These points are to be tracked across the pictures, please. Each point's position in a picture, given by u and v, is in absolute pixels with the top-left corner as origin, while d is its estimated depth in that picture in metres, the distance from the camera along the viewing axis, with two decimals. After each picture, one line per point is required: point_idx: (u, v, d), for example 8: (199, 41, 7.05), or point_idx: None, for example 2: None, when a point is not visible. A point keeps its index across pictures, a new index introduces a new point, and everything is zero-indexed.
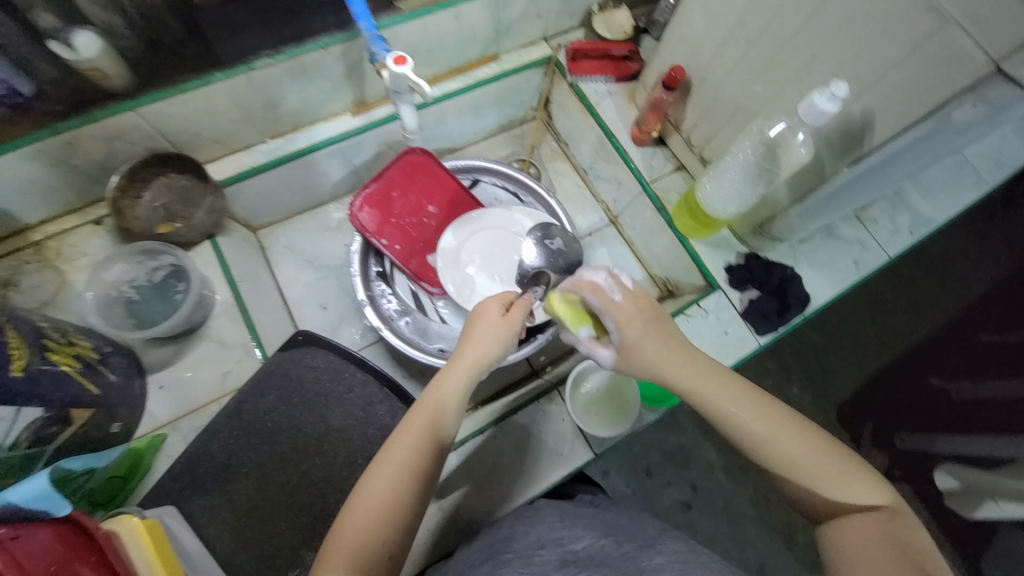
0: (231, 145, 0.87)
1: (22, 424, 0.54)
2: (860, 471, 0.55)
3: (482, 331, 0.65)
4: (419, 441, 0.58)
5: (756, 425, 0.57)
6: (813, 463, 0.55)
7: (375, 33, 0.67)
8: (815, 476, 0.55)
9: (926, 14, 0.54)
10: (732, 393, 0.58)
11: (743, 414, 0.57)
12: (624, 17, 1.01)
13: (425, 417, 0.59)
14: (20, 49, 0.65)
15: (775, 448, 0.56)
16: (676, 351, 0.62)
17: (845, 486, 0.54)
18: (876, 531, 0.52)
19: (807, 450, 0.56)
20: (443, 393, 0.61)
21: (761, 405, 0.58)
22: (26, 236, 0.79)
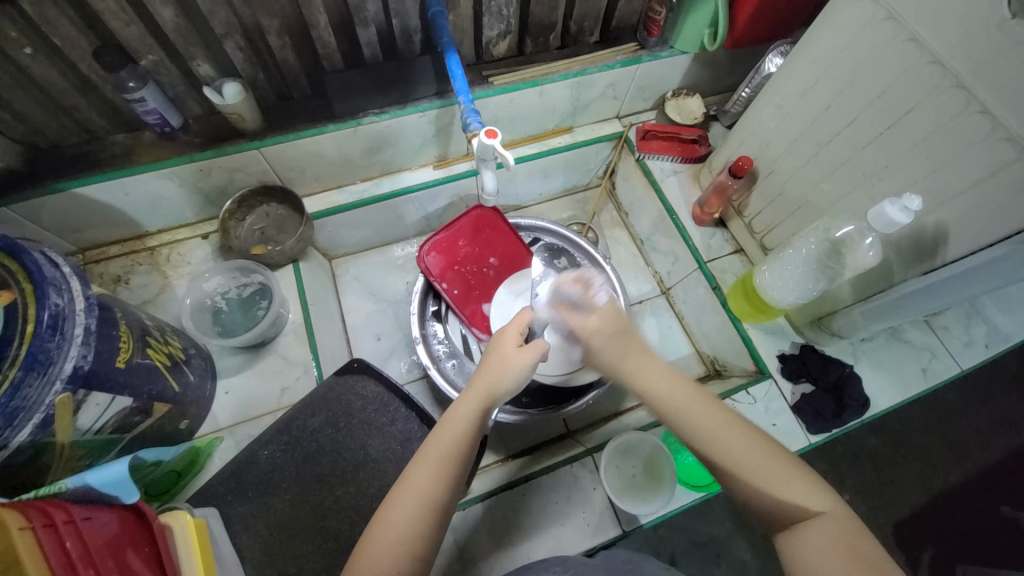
0: (326, 183, 0.98)
1: (112, 411, 0.59)
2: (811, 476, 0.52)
3: (497, 363, 0.62)
4: (436, 478, 0.55)
5: (702, 422, 0.55)
6: (762, 465, 0.52)
7: (471, 107, 0.76)
8: (772, 482, 0.51)
9: (1006, 142, 0.55)
10: (680, 392, 0.57)
11: (691, 413, 0.56)
12: (696, 104, 1.06)
13: (442, 454, 0.56)
14: (181, 93, 0.78)
15: (726, 450, 0.53)
16: (636, 353, 0.61)
17: (803, 491, 0.50)
18: (837, 539, 0.48)
19: (764, 457, 0.52)
20: (457, 426, 0.58)
21: (708, 406, 0.56)
22: (145, 241, 0.92)
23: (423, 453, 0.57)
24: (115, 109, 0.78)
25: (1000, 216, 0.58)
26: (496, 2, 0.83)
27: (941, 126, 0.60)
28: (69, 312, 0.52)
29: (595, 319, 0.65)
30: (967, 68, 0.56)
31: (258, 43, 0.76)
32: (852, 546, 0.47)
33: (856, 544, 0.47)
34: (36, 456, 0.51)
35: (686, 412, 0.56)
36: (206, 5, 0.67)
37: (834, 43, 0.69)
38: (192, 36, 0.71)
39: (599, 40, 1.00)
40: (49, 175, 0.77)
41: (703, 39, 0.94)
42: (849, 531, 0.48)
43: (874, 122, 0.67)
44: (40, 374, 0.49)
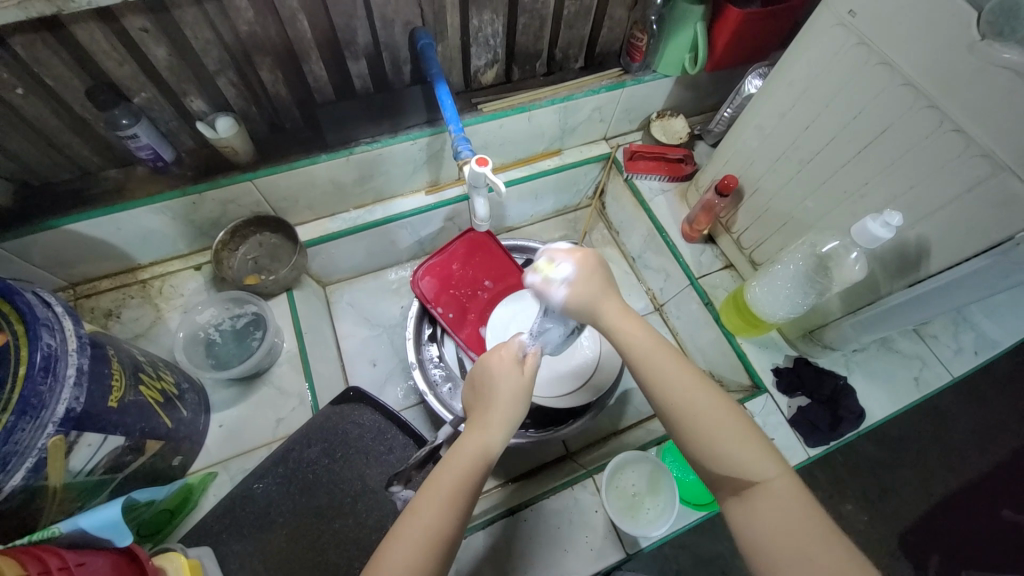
0: (320, 212, 0.99)
1: (104, 452, 0.58)
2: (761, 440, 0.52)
3: (502, 390, 0.62)
4: (447, 508, 0.52)
5: (667, 383, 0.55)
6: (718, 426, 0.52)
7: (461, 135, 0.78)
8: (728, 446, 0.51)
9: (981, 159, 0.57)
10: (650, 349, 0.58)
11: (651, 367, 0.57)
12: (681, 124, 1.09)
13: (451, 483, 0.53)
14: (174, 129, 0.79)
15: (687, 412, 0.53)
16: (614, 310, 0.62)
17: (753, 455, 0.50)
18: (784, 504, 0.48)
19: (722, 421, 0.53)
20: (467, 457, 0.56)
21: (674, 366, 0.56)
22: (137, 274, 0.92)
23: (430, 482, 0.54)
24: (108, 145, 0.78)
25: (978, 228, 0.60)
26: (484, 34, 0.85)
27: (916, 144, 0.63)
28: (61, 352, 0.52)
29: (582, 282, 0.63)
30: (935, 88, 0.58)
31: (251, 78, 0.77)
32: (799, 511, 0.47)
33: (803, 508, 0.48)
34: (28, 501, 0.50)
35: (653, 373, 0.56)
36: (200, 44, 0.69)
37: (809, 68, 0.72)
38: (185, 73, 0.72)
39: (584, 66, 1.02)
40: (40, 213, 0.77)
41: (685, 63, 0.98)
42: (796, 497, 0.48)
43: (853, 141, 0.70)
44: (32, 418, 0.48)
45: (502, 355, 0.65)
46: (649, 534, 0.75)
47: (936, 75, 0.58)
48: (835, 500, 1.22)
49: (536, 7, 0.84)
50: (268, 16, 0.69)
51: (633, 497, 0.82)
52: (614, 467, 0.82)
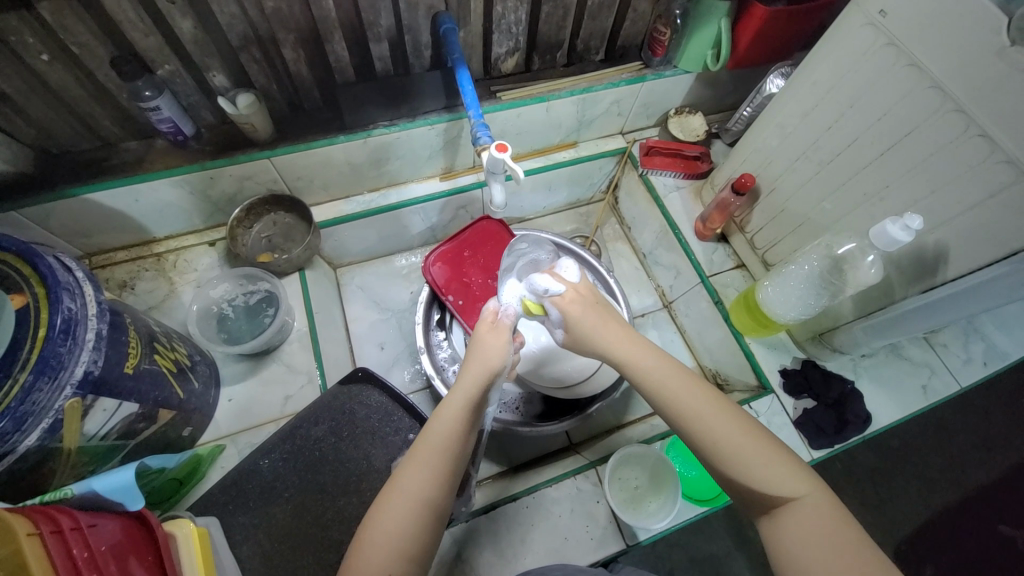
0: (334, 194, 0.99)
1: (119, 417, 0.59)
2: (788, 455, 0.51)
3: (484, 350, 0.60)
4: (432, 476, 0.53)
5: (694, 411, 0.53)
6: (744, 446, 0.50)
7: (481, 121, 0.77)
8: (752, 468, 0.50)
9: (1005, 165, 0.57)
10: (662, 372, 0.55)
11: (671, 392, 0.54)
12: (699, 122, 1.09)
13: (432, 450, 0.54)
14: (194, 104, 0.80)
15: (719, 444, 0.51)
16: (614, 332, 0.59)
17: (769, 470, 0.50)
18: (814, 520, 0.47)
19: (740, 437, 0.51)
20: (444, 425, 0.55)
21: (685, 384, 0.54)
22: (152, 247, 0.92)
23: (414, 452, 0.55)
24: (129, 117, 0.79)
25: (1000, 235, 0.60)
26: (507, 20, 0.85)
27: (940, 148, 0.62)
28: (81, 316, 0.53)
29: (570, 294, 0.60)
30: (963, 91, 0.58)
31: (273, 56, 0.77)
32: (831, 527, 0.47)
33: (831, 524, 0.47)
34: (41, 461, 0.51)
35: (670, 392, 0.54)
36: (225, 18, 0.69)
37: (834, 68, 0.71)
38: (209, 47, 0.72)
39: (604, 58, 1.02)
40: (60, 181, 0.77)
41: (706, 59, 0.97)
42: (827, 509, 0.48)
43: (875, 143, 0.69)
44: (50, 379, 0.49)
45: (485, 328, 0.63)
46: (646, 526, 0.76)
47: (965, 77, 0.57)
48: None
49: None
50: None
51: (636, 489, 0.84)
52: (617, 459, 0.83)
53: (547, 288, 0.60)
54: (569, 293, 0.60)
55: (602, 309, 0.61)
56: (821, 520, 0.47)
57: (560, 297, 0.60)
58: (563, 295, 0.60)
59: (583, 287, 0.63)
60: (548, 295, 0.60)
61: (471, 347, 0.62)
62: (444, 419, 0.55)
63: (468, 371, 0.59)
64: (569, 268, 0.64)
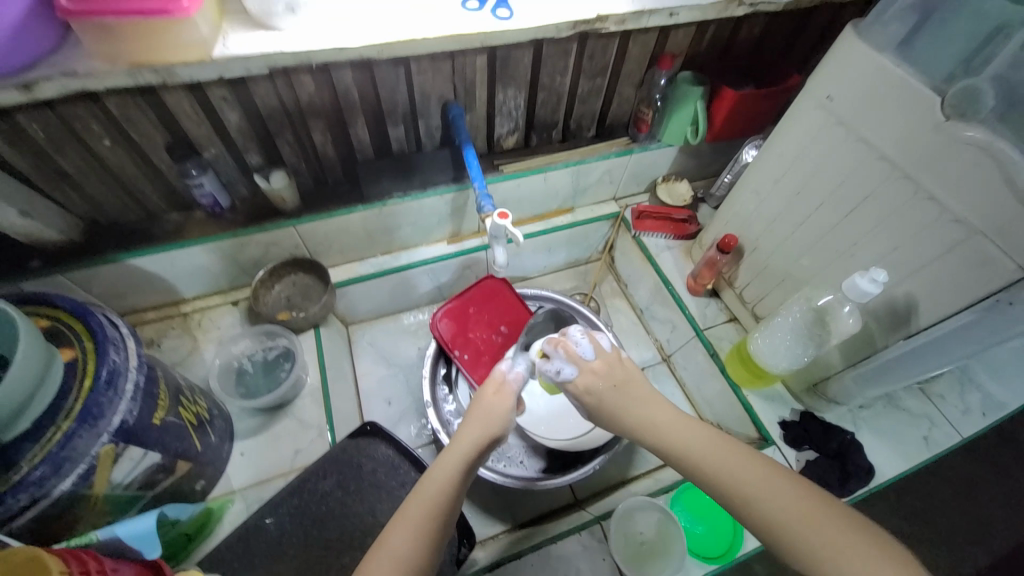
0: (350, 257, 1.08)
1: (143, 467, 0.62)
2: (854, 524, 0.46)
3: (487, 410, 0.64)
4: (422, 532, 0.52)
5: (749, 481, 0.51)
6: (800, 514, 0.48)
7: (484, 192, 0.86)
8: (824, 547, 0.45)
9: (954, 224, 0.63)
10: (703, 442, 0.55)
11: (724, 467, 0.52)
12: (685, 187, 1.19)
13: (425, 503, 0.54)
14: (232, 180, 0.90)
15: (782, 518, 0.48)
16: (649, 409, 0.60)
17: (857, 557, 0.44)
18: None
19: (803, 507, 0.48)
20: (440, 478, 0.57)
21: (740, 460, 0.52)
22: (179, 307, 0.99)
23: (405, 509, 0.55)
24: (174, 192, 0.89)
25: (960, 287, 0.65)
26: (507, 106, 0.97)
27: (896, 210, 0.69)
28: (124, 368, 0.58)
29: (592, 368, 0.64)
30: (909, 161, 0.66)
31: (304, 139, 0.89)
32: None
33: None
34: (70, 507, 0.54)
35: (710, 464, 0.53)
36: (267, 110, 0.80)
37: (795, 143, 0.80)
38: (250, 133, 0.83)
39: (595, 134, 1.13)
40: (106, 248, 0.86)
41: (687, 134, 1.08)
42: None
43: (839, 206, 0.77)
44: (91, 426, 0.53)
45: (490, 389, 0.68)
46: None
47: (907, 151, 0.66)
48: None
49: (554, 85, 0.96)
50: (326, 88, 0.81)
51: (639, 546, 0.80)
52: (620, 514, 0.83)
53: (561, 370, 0.66)
54: (592, 368, 0.64)
55: (626, 385, 0.63)
56: None
57: (575, 379, 0.65)
58: (580, 377, 0.65)
59: (614, 357, 0.66)
60: (560, 377, 0.66)
61: (474, 407, 0.66)
62: (438, 473, 0.57)
63: (466, 430, 0.62)
64: (586, 345, 0.67)
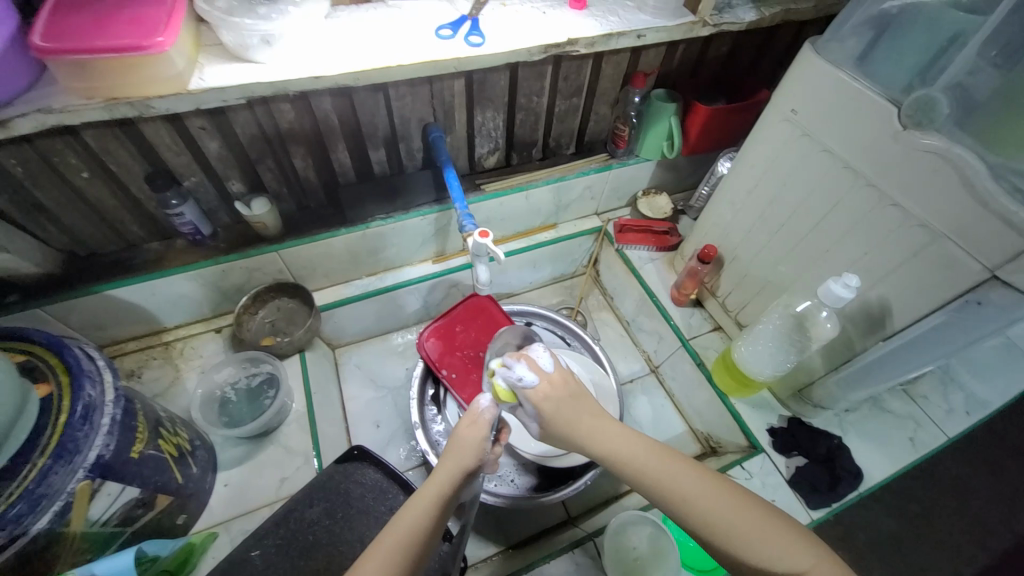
0: (335, 280, 1.07)
1: (120, 502, 0.61)
2: (785, 524, 0.51)
3: (460, 444, 0.62)
4: (392, 573, 0.50)
5: (686, 486, 0.55)
6: (744, 518, 0.51)
7: (465, 212, 0.87)
8: (753, 541, 0.50)
9: (919, 228, 0.65)
10: (652, 454, 0.58)
11: (665, 475, 0.56)
12: (665, 202, 1.21)
13: (398, 539, 0.52)
14: (213, 207, 0.90)
15: (718, 518, 0.52)
16: (598, 425, 0.62)
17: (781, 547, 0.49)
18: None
19: (735, 507, 0.52)
20: (412, 513, 0.55)
21: (678, 467, 0.56)
22: (161, 336, 0.98)
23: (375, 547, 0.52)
24: (155, 222, 0.89)
25: (929, 289, 0.67)
26: (487, 127, 0.99)
27: (863, 217, 0.72)
28: (99, 402, 0.57)
29: (546, 384, 0.64)
30: (872, 170, 0.68)
31: (285, 165, 0.89)
32: None
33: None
34: (47, 547, 0.52)
35: (660, 477, 0.56)
36: (247, 137, 0.81)
37: (765, 155, 0.83)
38: (231, 161, 0.84)
39: (575, 151, 1.16)
40: (85, 280, 0.85)
41: (663, 149, 1.11)
42: None
43: (811, 214, 0.79)
44: (65, 462, 0.52)
45: (464, 423, 0.65)
46: None
47: (870, 159, 0.68)
48: None
49: (531, 105, 0.98)
50: (305, 115, 0.82)
51: (633, 561, 0.79)
52: (613, 530, 0.82)
53: (522, 377, 0.62)
54: (545, 385, 0.64)
55: (580, 402, 0.64)
56: None
57: (534, 389, 0.62)
58: (537, 388, 0.63)
59: (559, 376, 0.65)
60: (521, 383, 0.62)
61: (450, 442, 0.63)
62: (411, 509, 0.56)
63: (443, 466, 0.61)
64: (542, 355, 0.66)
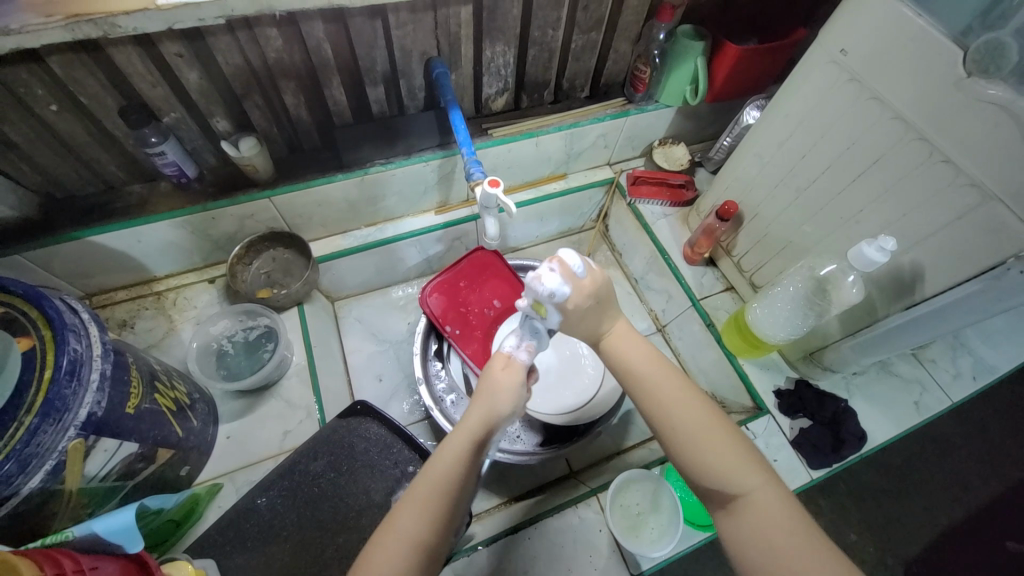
0: (332, 229, 1.02)
1: (119, 458, 0.59)
2: (743, 445, 0.52)
3: (492, 390, 0.61)
4: (428, 519, 0.51)
5: (669, 395, 0.55)
6: (700, 432, 0.52)
7: (474, 158, 0.81)
8: (710, 453, 0.51)
9: (969, 188, 0.60)
10: (646, 363, 0.58)
11: (652, 379, 0.57)
12: (682, 152, 1.13)
13: (431, 489, 0.52)
14: (197, 147, 0.83)
15: (685, 427, 0.53)
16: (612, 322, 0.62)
17: (738, 463, 0.50)
18: (765, 515, 0.48)
19: (705, 424, 0.53)
20: (446, 463, 0.54)
21: (668, 378, 0.57)
22: (152, 286, 0.94)
23: (411, 492, 0.53)
24: (135, 162, 0.82)
25: (971, 253, 0.63)
26: (496, 64, 0.90)
27: (908, 174, 0.66)
28: (87, 357, 0.54)
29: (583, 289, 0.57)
30: (924, 122, 0.62)
31: (275, 102, 0.81)
32: (783, 517, 0.47)
33: (783, 517, 0.47)
34: (42, 504, 0.51)
35: (645, 379, 0.57)
36: (230, 68, 0.72)
37: (802, 103, 0.76)
38: (213, 95, 0.76)
39: (589, 95, 1.07)
40: (64, 224, 0.79)
41: (686, 94, 1.02)
42: (780, 504, 0.48)
43: (848, 170, 0.73)
44: (55, 421, 0.49)
45: (499, 364, 0.64)
46: (649, 554, 0.75)
47: (922, 109, 0.62)
48: (840, 530, 1.19)
49: (546, 40, 0.89)
50: (294, 43, 0.73)
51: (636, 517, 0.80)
52: (618, 485, 0.83)
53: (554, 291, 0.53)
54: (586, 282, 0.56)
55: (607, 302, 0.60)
56: (775, 513, 0.48)
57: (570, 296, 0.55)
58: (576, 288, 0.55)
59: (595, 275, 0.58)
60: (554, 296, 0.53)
61: (482, 387, 0.62)
62: (444, 457, 0.55)
63: (474, 410, 0.60)
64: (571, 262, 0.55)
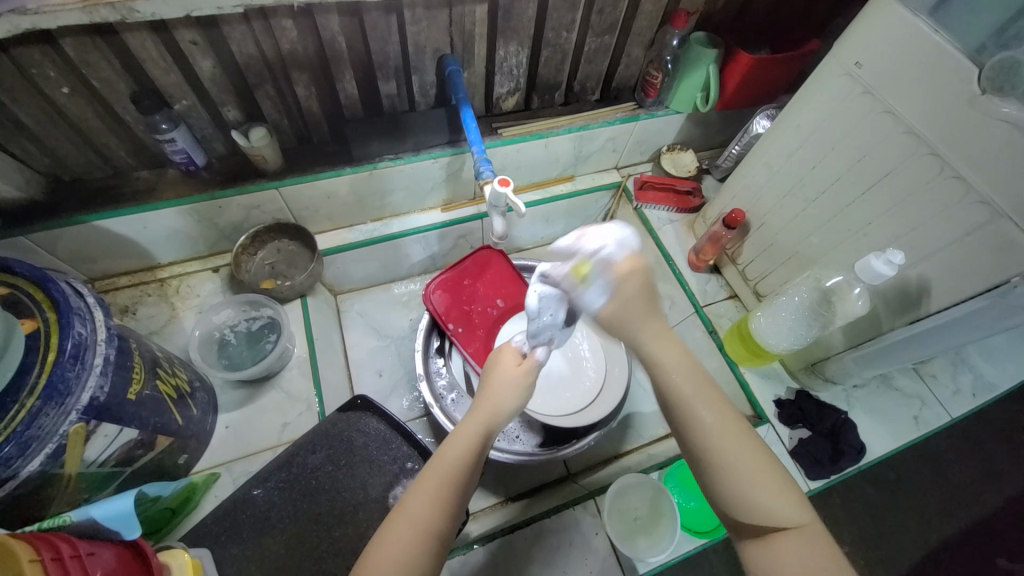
0: (338, 223, 1.02)
1: (118, 444, 0.59)
2: (784, 478, 0.49)
3: (501, 383, 0.63)
4: (437, 506, 0.50)
5: (713, 419, 0.50)
6: (747, 463, 0.48)
7: (483, 156, 0.81)
8: (755, 486, 0.48)
9: (979, 205, 0.60)
10: (692, 379, 0.52)
11: (696, 399, 0.51)
12: (690, 158, 1.14)
13: (442, 476, 0.52)
14: (207, 135, 0.82)
15: (728, 456, 0.49)
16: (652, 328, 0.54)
17: (779, 499, 0.47)
18: (804, 556, 0.45)
19: (747, 454, 0.49)
20: (458, 449, 0.55)
21: (713, 401, 0.51)
22: (155, 273, 0.93)
23: (421, 480, 0.52)
24: (144, 148, 0.81)
25: (979, 270, 0.63)
26: (508, 64, 0.90)
27: (918, 188, 0.66)
28: (90, 342, 0.53)
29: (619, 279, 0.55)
30: (937, 137, 0.62)
31: (286, 94, 0.81)
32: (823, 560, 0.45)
33: (824, 559, 0.45)
34: (40, 488, 0.51)
35: (687, 397, 0.51)
36: (243, 58, 0.72)
37: (814, 113, 0.76)
38: (225, 84, 0.76)
39: (600, 98, 1.07)
40: (71, 207, 0.79)
41: (696, 101, 1.02)
42: (821, 543, 0.46)
43: (858, 182, 0.73)
44: (57, 404, 0.49)
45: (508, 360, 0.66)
46: (646, 558, 0.76)
47: (934, 124, 0.62)
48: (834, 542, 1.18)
49: (559, 42, 0.89)
50: (309, 35, 0.73)
51: (633, 522, 0.80)
52: (615, 490, 0.82)
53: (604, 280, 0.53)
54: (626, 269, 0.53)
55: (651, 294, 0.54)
56: (816, 555, 0.45)
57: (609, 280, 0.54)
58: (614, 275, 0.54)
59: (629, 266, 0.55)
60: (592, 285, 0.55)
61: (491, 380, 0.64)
62: (455, 445, 0.55)
63: (484, 401, 0.61)
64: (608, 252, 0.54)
